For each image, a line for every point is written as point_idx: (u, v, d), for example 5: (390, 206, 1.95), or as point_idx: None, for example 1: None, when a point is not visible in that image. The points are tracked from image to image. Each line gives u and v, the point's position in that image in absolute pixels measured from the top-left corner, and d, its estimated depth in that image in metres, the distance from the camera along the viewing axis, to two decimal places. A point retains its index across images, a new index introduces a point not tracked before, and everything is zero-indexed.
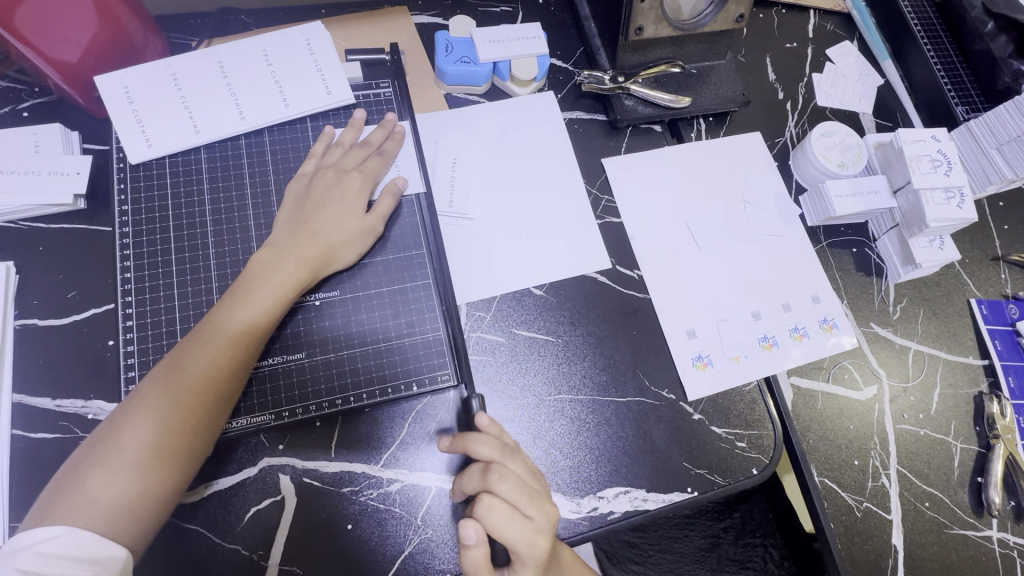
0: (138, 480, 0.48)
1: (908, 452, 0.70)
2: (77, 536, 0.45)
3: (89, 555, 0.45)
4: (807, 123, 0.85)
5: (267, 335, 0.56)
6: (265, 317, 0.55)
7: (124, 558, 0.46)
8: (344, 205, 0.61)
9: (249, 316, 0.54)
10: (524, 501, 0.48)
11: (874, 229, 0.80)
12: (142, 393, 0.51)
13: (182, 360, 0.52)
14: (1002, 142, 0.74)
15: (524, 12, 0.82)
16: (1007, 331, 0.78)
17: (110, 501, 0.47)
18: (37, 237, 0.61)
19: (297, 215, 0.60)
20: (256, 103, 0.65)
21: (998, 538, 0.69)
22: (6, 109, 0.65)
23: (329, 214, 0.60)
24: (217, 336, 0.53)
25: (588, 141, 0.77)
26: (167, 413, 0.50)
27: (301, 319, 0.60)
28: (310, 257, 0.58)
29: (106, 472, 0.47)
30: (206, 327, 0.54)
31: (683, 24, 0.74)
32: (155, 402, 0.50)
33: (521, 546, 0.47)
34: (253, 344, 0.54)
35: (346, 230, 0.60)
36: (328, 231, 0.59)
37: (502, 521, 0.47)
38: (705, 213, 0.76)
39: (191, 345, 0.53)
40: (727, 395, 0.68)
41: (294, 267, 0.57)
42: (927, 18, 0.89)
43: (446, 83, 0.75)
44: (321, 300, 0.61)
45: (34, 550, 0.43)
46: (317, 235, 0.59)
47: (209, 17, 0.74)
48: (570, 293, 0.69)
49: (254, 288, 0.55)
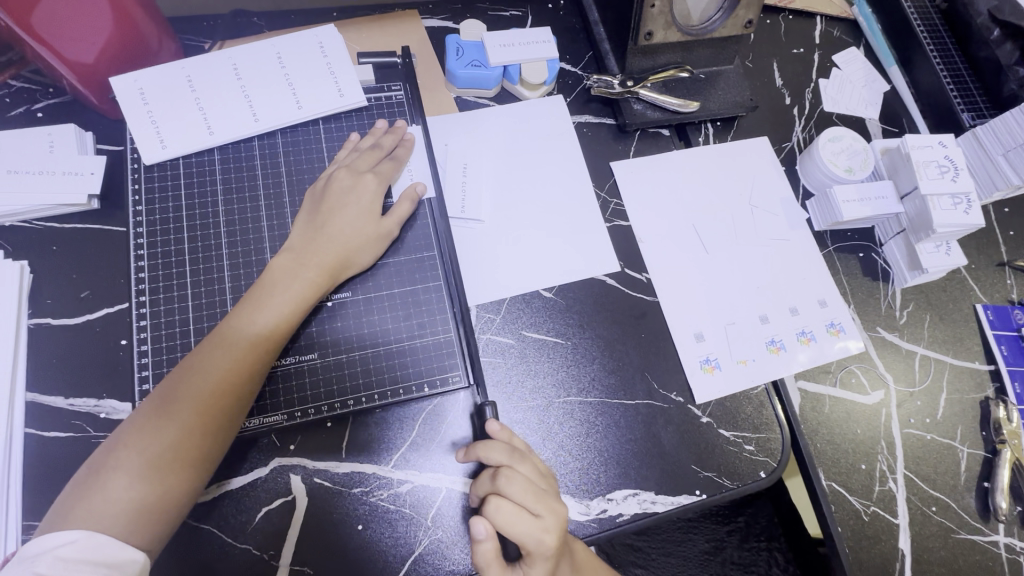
0: (157, 483, 0.48)
1: (915, 456, 0.70)
2: (93, 541, 0.45)
3: (108, 559, 0.45)
4: (814, 128, 0.85)
5: (286, 337, 0.56)
6: (285, 321, 0.56)
7: (141, 560, 0.46)
8: (359, 206, 0.61)
9: (269, 320, 0.55)
10: (538, 497, 0.50)
11: (881, 233, 0.80)
12: (162, 395, 0.51)
13: (201, 363, 0.52)
14: (1008, 148, 0.75)
15: (534, 16, 0.83)
16: (1013, 336, 0.78)
17: (129, 503, 0.47)
18: (52, 237, 0.62)
19: (313, 217, 0.61)
20: (269, 104, 0.66)
21: (1005, 543, 0.69)
22: (20, 109, 0.66)
23: (344, 217, 0.60)
24: (236, 339, 0.53)
25: (596, 145, 0.78)
26: (186, 416, 0.50)
27: (315, 321, 0.60)
28: (328, 261, 0.59)
29: (125, 475, 0.48)
30: (224, 330, 0.54)
31: (691, 29, 0.75)
32: (173, 406, 0.50)
33: (530, 542, 0.48)
34: (271, 347, 0.55)
35: (360, 234, 0.61)
36: (344, 236, 0.60)
37: (510, 513, 0.48)
38: (713, 218, 0.76)
39: (211, 349, 0.53)
40: (735, 399, 0.68)
41: (313, 272, 0.58)
42: (933, 25, 0.90)
43: (455, 87, 0.75)
44: (335, 302, 0.62)
45: (54, 554, 0.44)
46: (332, 240, 0.59)
47: (221, 19, 0.75)
48: (578, 296, 0.69)
49: (273, 291, 0.56)
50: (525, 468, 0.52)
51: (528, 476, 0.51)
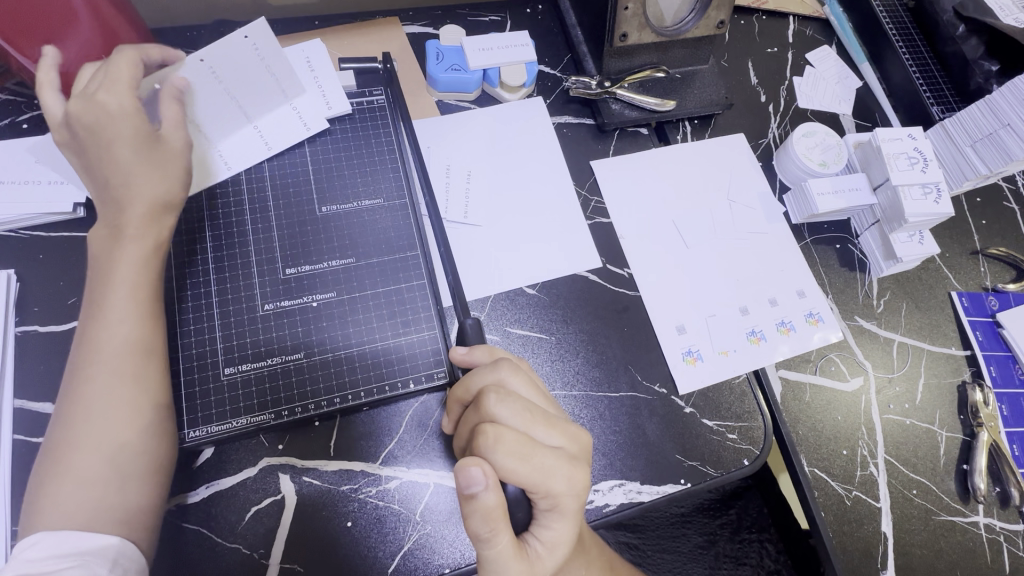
0: (98, 480, 0.48)
1: (896, 440, 0.72)
2: (60, 538, 0.46)
3: (79, 549, 0.46)
4: (789, 124, 0.87)
5: (152, 290, 0.55)
6: (145, 276, 0.55)
7: (118, 543, 0.47)
8: (122, 130, 0.55)
9: (123, 285, 0.53)
10: (539, 427, 0.47)
11: (856, 225, 0.82)
12: (59, 410, 0.50)
13: (77, 364, 0.51)
14: (975, 139, 0.77)
15: (512, 21, 0.85)
16: (988, 322, 0.80)
17: (79, 505, 0.47)
18: (38, 246, 0.62)
19: (87, 160, 0.56)
20: (237, 147, 0.66)
21: (984, 524, 0.71)
22: (6, 121, 0.67)
23: (110, 150, 0.55)
24: (104, 328, 0.52)
25: (576, 145, 0.79)
26: (84, 413, 0.50)
27: (269, 291, 0.62)
28: (150, 208, 0.56)
29: (60, 487, 0.48)
30: (86, 328, 0.52)
31: (665, 30, 0.77)
32: (70, 409, 0.50)
33: (548, 479, 0.45)
34: (146, 318, 0.53)
35: (139, 160, 0.56)
36: (131, 174, 0.56)
37: (518, 451, 0.44)
38: (692, 214, 0.78)
39: (80, 348, 0.52)
40: (717, 389, 0.69)
41: (134, 229, 0.55)
42: (902, 22, 0.92)
43: (437, 91, 0.77)
44: (294, 271, 0.63)
45: (20, 559, 0.44)
46: (116, 179, 0.55)
47: (204, 29, 0.76)
48: (561, 292, 0.70)
49: (116, 261, 0.54)
50: (516, 395, 0.47)
51: (521, 402, 0.47)
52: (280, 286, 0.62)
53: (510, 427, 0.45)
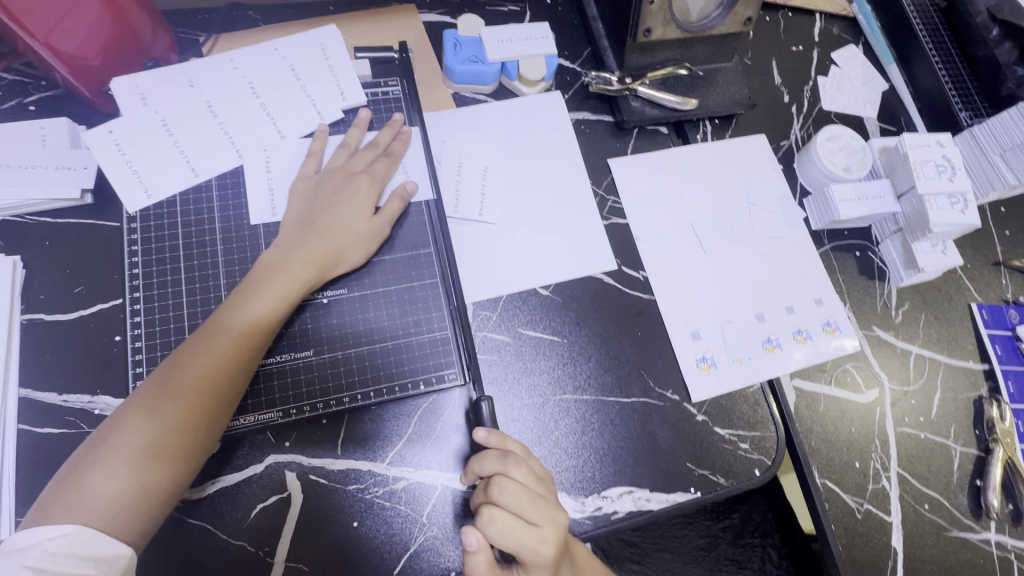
0: (141, 477, 0.47)
1: (909, 454, 0.71)
2: (84, 534, 0.44)
3: (95, 554, 0.44)
4: (812, 127, 0.85)
5: (272, 332, 0.55)
6: (278, 311, 0.55)
7: (129, 554, 0.45)
8: (351, 205, 0.61)
9: (262, 311, 0.54)
10: (530, 509, 0.47)
11: (878, 232, 0.80)
12: (147, 390, 0.50)
13: (190, 354, 0.52)
14: (1005, 148, 0.75)
15: (532, 12, 0.82)
16: (1007, 336, 0.79)
17: (109, 500, 0.46)
18: (44, 232, 0.61)
19: (305, 218, 0.60)
20: (248, 135, 0.65)
21: (995, 541, 0.70)
22: (13, 101, 0.65)
23: (339, 215, 0.60)
24: (228, 328, 0.53)
25: (594, 142, 0.77)
26: (168, 415, 0.49)
27: (308, 317, 0.60)
28: (315, 259, 0.58)
29: (104, 471, 0.47)
30: (218, 321, 0.54)
31: (691, 26, 0.75)
32: (164, 395, 0.50)
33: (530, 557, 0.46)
34: (260, 342, 0.54)
35: (353, 229, 0.60)
36: (337, 230, 0.59)
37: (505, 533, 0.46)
38: (710, 217, 0.76)
39: (197, 343, 0.52)
40: (729, 397, 0.68)
41: (298, 268, 0.57)
42: (932, 23, 0.90)
43: (454, 82, 0.75)
44: (330, 298, 0.62)
45: (41, 548, 0.42)
46: (324, 236, 0.59)
47: (216, 13, 0.74)
48: (575, 294, 0.69)
49: (263, 286, 0.55)
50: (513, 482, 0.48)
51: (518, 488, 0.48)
52: (308, 304, 0.61)
53: (503, 511, 0.47)
